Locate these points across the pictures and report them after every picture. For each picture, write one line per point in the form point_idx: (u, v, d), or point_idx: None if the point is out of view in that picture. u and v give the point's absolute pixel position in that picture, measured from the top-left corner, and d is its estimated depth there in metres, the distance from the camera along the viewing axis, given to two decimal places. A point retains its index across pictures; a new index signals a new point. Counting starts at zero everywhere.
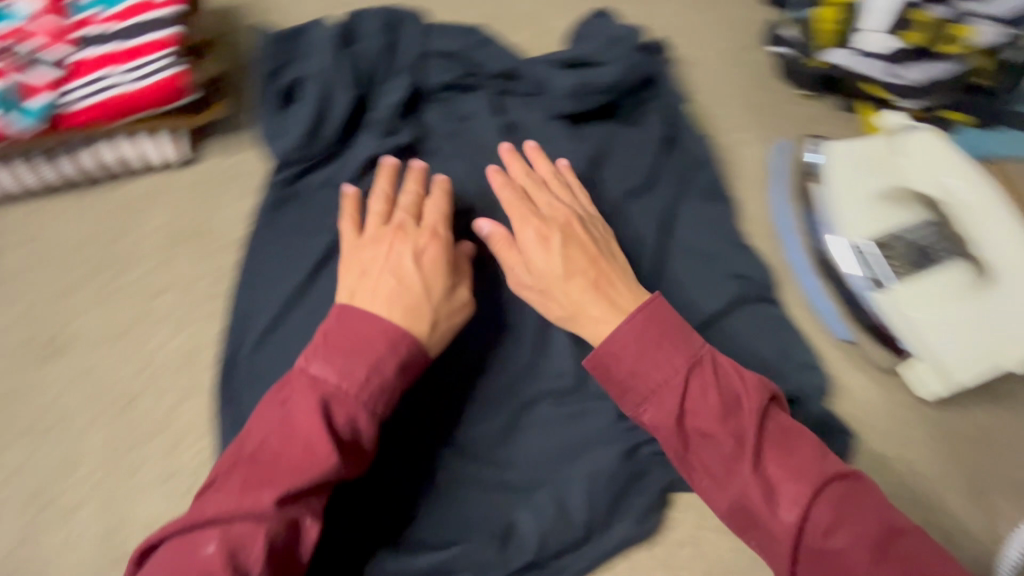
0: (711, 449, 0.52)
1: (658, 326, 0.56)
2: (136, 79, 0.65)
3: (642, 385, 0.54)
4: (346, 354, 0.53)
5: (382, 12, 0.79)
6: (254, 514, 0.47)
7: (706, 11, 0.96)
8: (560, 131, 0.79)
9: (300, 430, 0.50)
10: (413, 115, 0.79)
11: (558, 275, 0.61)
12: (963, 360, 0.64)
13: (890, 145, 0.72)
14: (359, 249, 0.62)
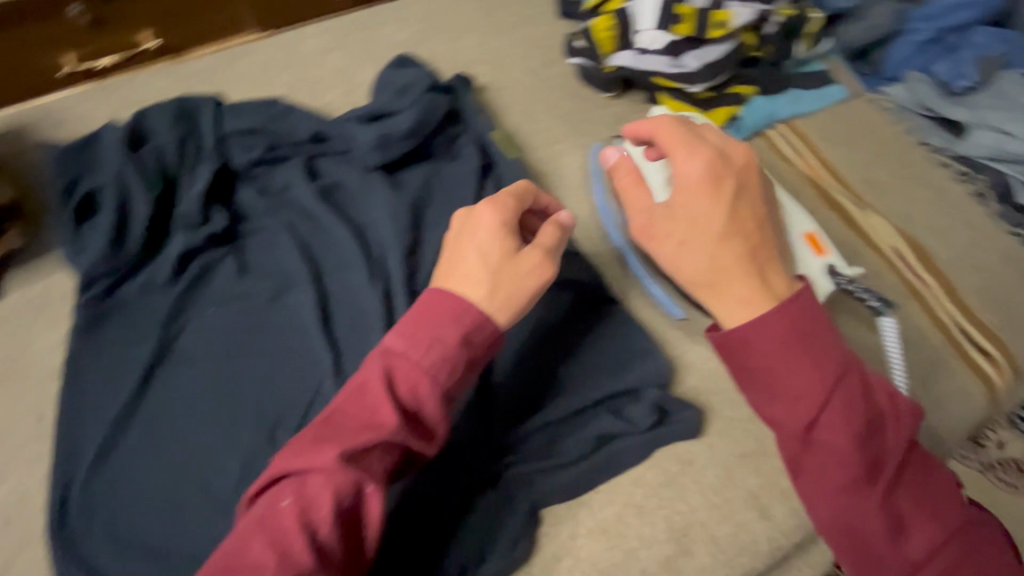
0: (844, 468, 0.47)
1: (808, 328, 0.49)
2: None
3: (782, 388, 0.49)
4: (427, 325, 0.54)
5: (171, 106, 0.79)
6: (319, 468, 0.48)
7: (509, 34, 1.00)
8: (378, 181, 0.80)
9: (369, 397, 0.52)
10: (226, 199, 0.79)
11: (709, 229, 0.55)
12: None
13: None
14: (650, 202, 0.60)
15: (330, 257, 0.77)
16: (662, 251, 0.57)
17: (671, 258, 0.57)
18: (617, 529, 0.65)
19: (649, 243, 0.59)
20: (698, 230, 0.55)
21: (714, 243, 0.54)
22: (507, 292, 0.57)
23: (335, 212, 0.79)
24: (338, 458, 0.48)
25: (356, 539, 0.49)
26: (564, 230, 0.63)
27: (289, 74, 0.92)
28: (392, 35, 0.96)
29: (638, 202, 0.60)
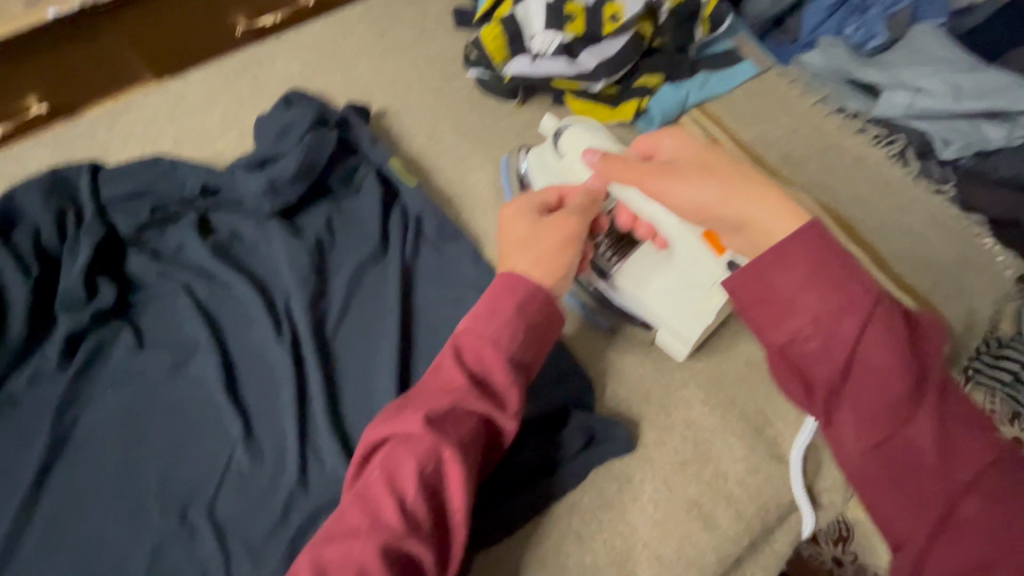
0: (886, 391, 0.38)
1: (823, 246, 0.42)
2: None
3: (793, 313, 0.41)
4: (491, 300, 0.59)
5: (41, 178, 0.74)
6: (405, 432, 0.53)
7: (403, 54, 0.96)
8: (274, 228, 0.76)
9: (443, 372, 0.56)
10: (115, 269, 0.74)
11: (698, 174, 0.55)
12: (683, 320, 0.69)
13: (557, 150, 0.77)
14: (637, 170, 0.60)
15: (232, 316, 0.73)
16: (676, 190, 0.56)
17: (688, 194, 0.55)
18: (556, 561, 0.62)
19: (658, 190, 0.58)
20: (702, 169, 0.56)
21: (719, 172, 0.54)
22: (541, 249, 0.61)
23: (233, 266, 0.75)
24: (419, 424, 0.53)
25: (442, 503, 0.52)
26: (595, 199, 0.68)
27: (176, 127, 0.88)
28: (282, 73, 0.93)
29: (626, 172, 0.61)
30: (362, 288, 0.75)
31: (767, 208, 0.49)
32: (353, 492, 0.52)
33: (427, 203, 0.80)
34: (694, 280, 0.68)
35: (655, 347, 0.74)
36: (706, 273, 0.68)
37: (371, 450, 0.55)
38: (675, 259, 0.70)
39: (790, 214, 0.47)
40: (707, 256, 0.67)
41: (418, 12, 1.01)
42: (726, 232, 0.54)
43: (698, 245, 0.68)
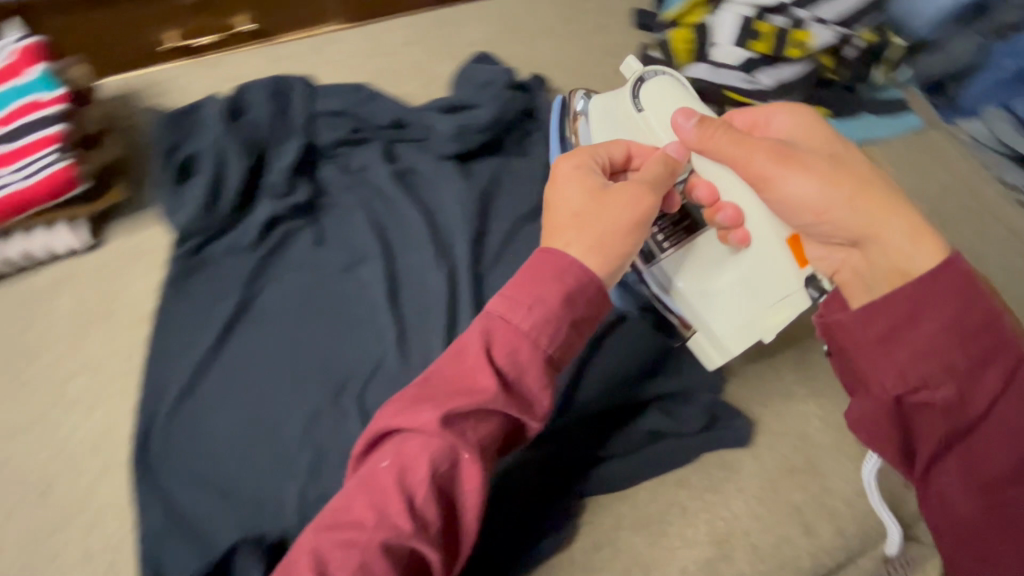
0: (1001, 446, 0.45)
1: (961, 299, 0.46)
2: (24, 177, 0.67)
3: (917, 364, 0.46)
4: (529, 289, 0.52)
5: (268, 83, 0.84)
6: (420, 429, 0.48)
7: (581, 41, 1.03)
8: (451, 169, 0.84)
9: (470, 363, 0.50)
10: (308, 174, 0.83)
11: (826, 169, 0.53)
12: (730, 329, 0.64)
13: (636, 103, 0.70)
14: (746, 144, 0.55)
15: (401, 238, 0.81)
16: (797, 183, 0.53)
17: (812, 190, 0.52)
18: (659, 525, 0.66)
19: (775, 176, 0.54)
20: (833, 162, 0.53)
21: (852, 173, 0.52)
22: (598, 232, 0.55)
23: (410, 194, 0.83)
24: (438, 424, 0.48)
25: (454, 502, 0.49)
26: (670, 170, 0.61)
27: (371, 66, 0.97)
28: (471, 34, 1.01)
29: (733, 143, 0.56)
30: (517, 239, 0.82)
31: (904, 234, 0.50)
32: (357, 481, 0.49)
33: None
34: (759, 290, 0.61)
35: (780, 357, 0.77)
36: (774, 285, 0.60)
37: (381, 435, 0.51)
38: (743, 263, 0.62)
39: (932, 240, 0.49)
40: (784, 266, 0.59)
41: (599, 5, 1.07)
42: (835, 232, 0.53)
43: (776, 251, 0.59)
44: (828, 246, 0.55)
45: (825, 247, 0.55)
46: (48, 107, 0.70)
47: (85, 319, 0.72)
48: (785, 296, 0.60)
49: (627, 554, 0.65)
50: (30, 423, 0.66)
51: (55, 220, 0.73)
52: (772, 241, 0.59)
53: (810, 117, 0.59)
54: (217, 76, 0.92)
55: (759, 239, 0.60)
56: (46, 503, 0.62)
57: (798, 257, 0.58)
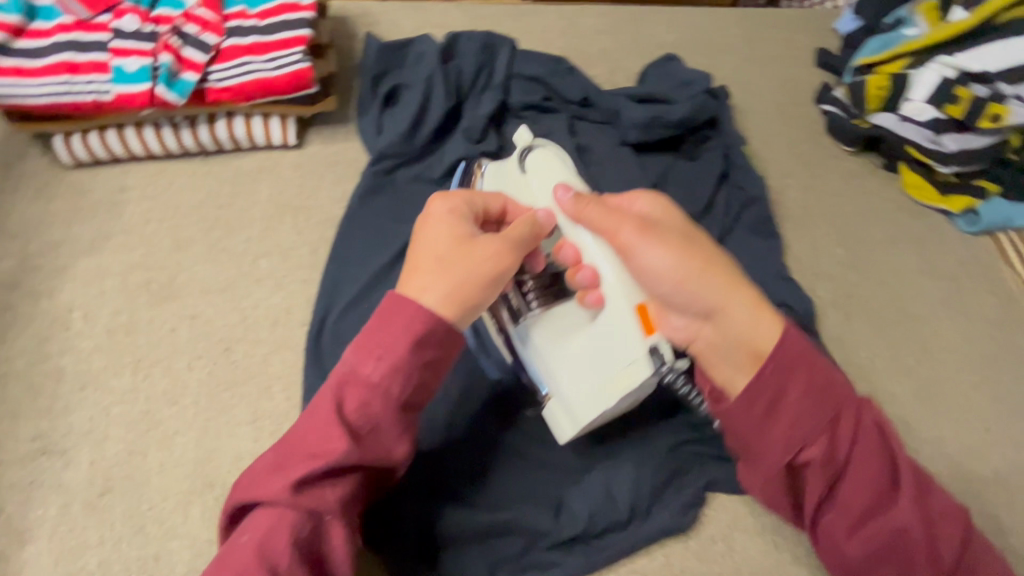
0: (860, 482, 0.53)
1: (808, 362, 0.53)
2: (273, 68, 0.72)
3: (791, 423, 0.53)
4: (374, 345, 0.49)
5: (481, 35, 0.88)
6: (275, 501, 0.46)
7: (764, 67, 1.04)
8: (628, 156, 0.87)
9: (319, 425, 0.48)
10: (496, 128, 0.88)
11: (678, 258, 0.55)
12: (590, 395, 0.59)
13: (523, 165, 0.66)
14: (614, 223, 0.57)
15: None
16: (654, 254, 0.55)
17: (668, 262, 0.55)
18: (776, 536, 0.67)
19: (639, 246, 0.56)
20: (684, 239, 0.57)
21: (698, 250, 0.57)
22: (456, 281, 0.51)
23: (587, 169, 0.87)
24: (291, 493, 0.46)
25: (320, 556, 0.48)
26: (540, 232, 0.58)
27: (561, 43, 1.01)
28: (660, 35, 1.04)
29: (600, 216, 0.57)
30: None
31: (748, 307, 0.55)
32: (223, 556, 0.47)
33: (761, 195, 0.87)
34: (617, 365, 0.57)
35: (909, 414, 0.80)
36: (626, 351, 0.56)
37: (239, 507, 0.48)
38: (604, 331, 0.58)
39: (769, 313, 0.55)
40: (635, 334, 0.55)
41: (786, 35, 1.08)
42: (693, 314, 0.56)
43: (627, 317, 0.55)
44: (682, 321, 0.57)
45: (678, 321, 0.57)
46: (302, 10, 0.74)
47: (281, 208, 0.78)
48: (632, 360, 0.56)
49: (740, 554, 0.66)
50: (223, 288, 0.71)
51: (270, 113, 0.78)
52: (626, 306, 0.56)
53: (664, 206, 0.61)
54: (423, 18, 0.97)
55: (618, 303, 0.56)
56: (229, 363, 0.67)
57: (645, 324, 0.55)
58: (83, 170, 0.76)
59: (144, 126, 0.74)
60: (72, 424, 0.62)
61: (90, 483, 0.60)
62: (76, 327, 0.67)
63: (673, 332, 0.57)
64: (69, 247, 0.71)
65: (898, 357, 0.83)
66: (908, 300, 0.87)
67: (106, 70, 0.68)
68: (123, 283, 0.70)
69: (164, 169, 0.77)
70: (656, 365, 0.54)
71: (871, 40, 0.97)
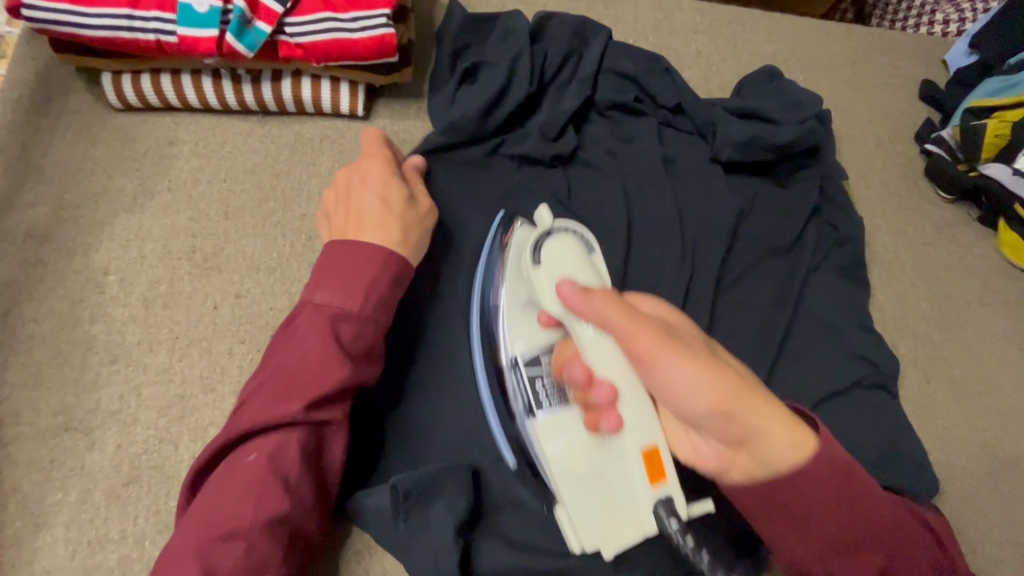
0: None
1: (836, 480, 0.45)
2: (355, 29, 0.64)
3: (816, 539, 0.46)
4: (361, 277, 0.52)
5: (574, 21, 0.81)
6: (280, 421, 0.47)
7: (866, 93, 0.96)
8: (716, 175, 0.80)
9: (313, 354, 0.49)
10: (576, 125, 0.80)
11: (709, 374, 0.44)
12: (586, 523, 0.52)
13: (535, 256, 0.55)
14: (628, 323, 0.47)
15: (650, 221, 0.76)
16: (682, 372, 0.44)
17: (699, 382, 0.44)
18: None
19: (665, 364, 0.45)
20: (711, 351, 0.47)
21: (733, 369, 0.46)
22: (410, 225, 0.58)
23: (673, 182, 0.80)
24: (298, 413, 0.47)
25: (323, 474, 0.49)
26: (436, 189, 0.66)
27: (654, 38, 0.93)
28: (760, 44, 0.96)
29: (621, 317, 0.48)
30: (760, 270, 0.77)
31: (786, 430, 0.45)
32: (219, 487, 0.45)
33: (855, 235, 0.80)
34: (617, 501, 0.51)
35: (986, 493, 0.74)
36: (627, 497, 0.51)
37: (236, 439, 0.48)
38: (611, 464, 0.51)
39: (806, 433, 0.45)
40: (641, 478, 0.50)
41: (893, 60, 1.00)
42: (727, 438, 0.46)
43: (634, 464, 0.50)
44: (711, 446, 0.49)
45: (707, 447, 0.49)
46: None
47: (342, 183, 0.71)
48: (636, 508, 0.50)
49: None
50: (271, 266, 0.65)
51: (341, 77, 0.70)
52: (632, 451, 0.50)
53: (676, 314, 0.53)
54: None
55: (625, 447, 0.50)
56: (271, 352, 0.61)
57: (652, 470, 0.50)
58: (133, 116, 0.69)
59: (204, 76, 0.67)
60: (100, 401, 0.56)
61: (115, 469, 0.54)
62: (113, 291, 0.61)
63: (699, 460, 0.50)
64: (109, 200, 0.64)
65: (976, 430, 0.77)
66: (992, 368, 0.81)
67: (170, 9, 0.61)
68: (165, 247, 0.63)
69: (219, 124, 0.70)
70: (661, 520, 0.49)
71: (992, 78, 0.89)
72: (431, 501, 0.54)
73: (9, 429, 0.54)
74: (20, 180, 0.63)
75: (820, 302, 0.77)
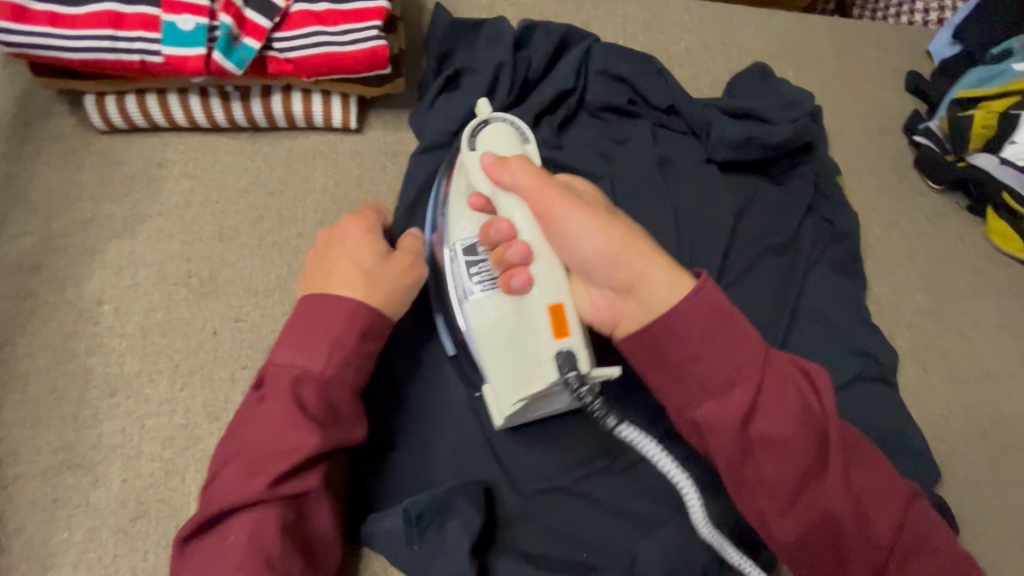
0: (778, 456, 0.45)
1: (704, 319, 0.46)
2: (345, 42, 0.63)
3: (688, 381, 0.46)
4: (322, 337, 0.49)
5: (558, 27, 0.80)
6: (250, 502, 0.44)
7: (854, 87, 0.97)
8: (712, 175, 0.80)
9: (279, 424, 0.46)
10: (565, 129, 0.80)
11: (602, 218, 0.48)
12: (501, 382, 0.55)
13: (472, 141, 0.58)
14: (527, 179, 0.50)
15: (649, 224, 0.76)
16: (575, 221, 0.48)
17: (588, 229, 0.48)
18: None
19: (560, 213, 0.49)
20: (613, 213, 0.50)
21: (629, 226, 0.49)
22: (381, 290, 0.53)
23: (671, 183, 0.79)
24: (267, 489, 0.45)
25: (309, 541, 0.48)
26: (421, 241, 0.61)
27: (644, 38, 0.93)
28: (749, 41, 0.96)
29: (529, 176, 0.51)
30: (758, 268, 0.78)
31: (666, 273, 0.47)
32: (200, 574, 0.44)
33: (850, 230, 0.81)
34: (523, 354, 0.52)
35: (985, 480, 0.75)
36: (535, 351, 0.51)
37: (209, 521, 0.45)
38: (522, 321, 0.53)
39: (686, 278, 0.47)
40: (545, 330, 0.50)
41: (879, 53, 1.01)
42: (613, 280, 0.48)
43: (538, 319, 0.50)
44: (603, 299, 0.50)
45: (600, 303, 0.51)
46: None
47: (337, 199, 0.69)
48: (540, 360, 0.51)
49: None
50: (271, 287, 0.63)
51: (333, 91, 0.69)
52: (540, 306, 0.51)
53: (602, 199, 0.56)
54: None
55: (533, 302, 0.51)
56: None
57: (557, 327, 0.50)
58: (118, 138, 0.67)
59: (191, 94, 0.66)
60: (101, 435, 0.55)
61: (120, 505, 0.53)
62: (107, 321, 0.59)
63: (595, 317, 0.51)
64: (99, 226, 0.63)
65: (973, 417, 0.79)
66: (985, 356, 0.82)
67: (154, 28, 0.59)
68: (160, 272, 0.62)
69: (207, 143, 0.68)
70: (560, 371, 0.49)
71: (974, 70, 0.90)
72: (445, 520, 0.54)
73: (7, 469, 0.53)
74: (5, 210, 0.61)
75: (818, 298, 0.78)
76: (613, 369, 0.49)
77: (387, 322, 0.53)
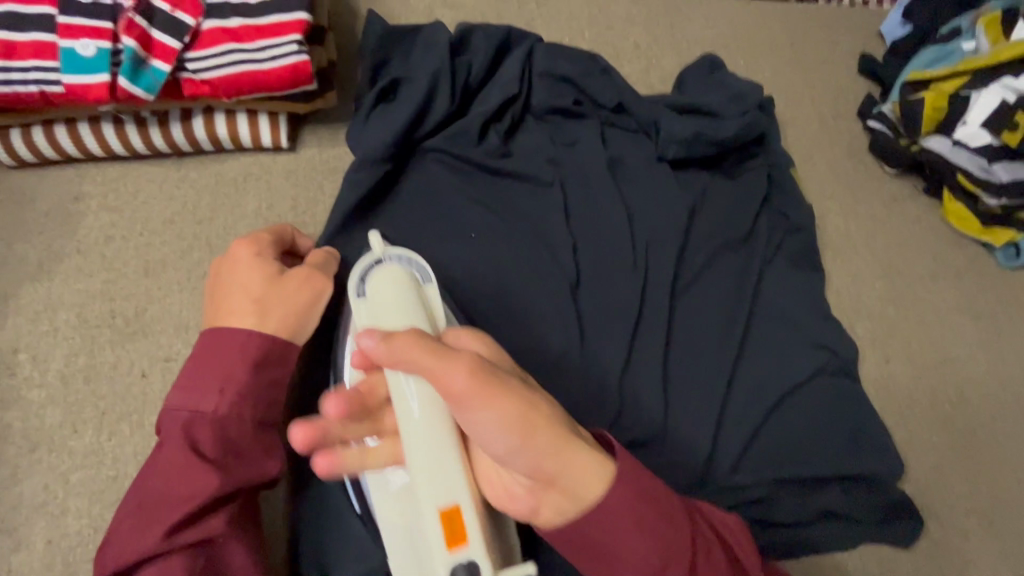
0: None
1: (633, 505, 0.42)
2: (261, 60, 0.59)
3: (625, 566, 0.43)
4: (213, 374, 0.47)
5: (496, 30, 0.78)
6: (145, 554, 0.43)
7: (806, 73, 0.96)
8: (663, 173, 0.78)
9: (171, 470, 0.44)
10: (509, 135, 0.77)
11: (512, 406, 0.38)
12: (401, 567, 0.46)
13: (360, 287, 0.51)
14: (418, 358, 0.38)
15: (599, 229, 0.74)
16: (484, 415, 0.38)
17: (503, 421, 0.38)
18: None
19: (466, 404, 0.38)
20: (526, 389, 0.40)
21: (545, 409, 0.40)
22: (276, 314, 0.50)
23: (621, 184, 0.77)
24: (163, 541, 0.43)
25: None
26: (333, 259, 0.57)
27: (591, 34, 0.90)
28: (698, 31, 0.94)
29: (421, 363, 0.38)
30: (713, 266, 0.76)
31: (589, 460, 0.41)
32: None
33: (805, 223, 0.80)
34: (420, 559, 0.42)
35: (950, 467, 0.75)
36: (428, 559, 0.41)
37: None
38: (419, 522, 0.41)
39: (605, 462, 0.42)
40: (437, 540, 0.39)
41: (831, 36, 0.99)
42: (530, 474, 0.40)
43: (429, 527, 0.40)
44: (523, 488, 0.42)
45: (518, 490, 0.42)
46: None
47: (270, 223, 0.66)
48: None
49: None
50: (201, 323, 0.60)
51: (258, 110, 0.65)
52: (427, 510, 0.40)
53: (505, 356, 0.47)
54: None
55: (422, 502, 0.40)
56: None
57: (453, 533, 0.40)
58: (30, 174, 0.63)
59: (103, 122, 0.62)
60: (22, 494, 0.52)
61: (45, 568, 0.50)
62: (25, 370, 0.56)
63: (511, 504, 0.43)
64: (13, 270, 0.59)
65: (935, 403, 0.78)
66: (945, 340, 0.82)
67: (50, 55, 0.55)
68: (80, 314, 0.59)
69: (127, 173, 0.65)
70: None
71: (926, 49, 0.89)
72: None
73: None
74: None
75: (775, 294, 0.76)
76: (530, 570, 0.40)
77: (287, 347, 0.50)
